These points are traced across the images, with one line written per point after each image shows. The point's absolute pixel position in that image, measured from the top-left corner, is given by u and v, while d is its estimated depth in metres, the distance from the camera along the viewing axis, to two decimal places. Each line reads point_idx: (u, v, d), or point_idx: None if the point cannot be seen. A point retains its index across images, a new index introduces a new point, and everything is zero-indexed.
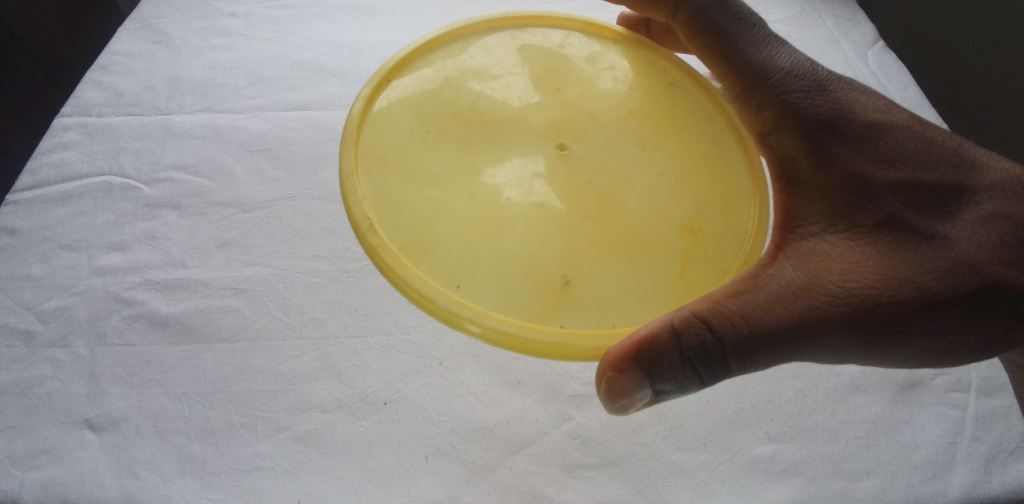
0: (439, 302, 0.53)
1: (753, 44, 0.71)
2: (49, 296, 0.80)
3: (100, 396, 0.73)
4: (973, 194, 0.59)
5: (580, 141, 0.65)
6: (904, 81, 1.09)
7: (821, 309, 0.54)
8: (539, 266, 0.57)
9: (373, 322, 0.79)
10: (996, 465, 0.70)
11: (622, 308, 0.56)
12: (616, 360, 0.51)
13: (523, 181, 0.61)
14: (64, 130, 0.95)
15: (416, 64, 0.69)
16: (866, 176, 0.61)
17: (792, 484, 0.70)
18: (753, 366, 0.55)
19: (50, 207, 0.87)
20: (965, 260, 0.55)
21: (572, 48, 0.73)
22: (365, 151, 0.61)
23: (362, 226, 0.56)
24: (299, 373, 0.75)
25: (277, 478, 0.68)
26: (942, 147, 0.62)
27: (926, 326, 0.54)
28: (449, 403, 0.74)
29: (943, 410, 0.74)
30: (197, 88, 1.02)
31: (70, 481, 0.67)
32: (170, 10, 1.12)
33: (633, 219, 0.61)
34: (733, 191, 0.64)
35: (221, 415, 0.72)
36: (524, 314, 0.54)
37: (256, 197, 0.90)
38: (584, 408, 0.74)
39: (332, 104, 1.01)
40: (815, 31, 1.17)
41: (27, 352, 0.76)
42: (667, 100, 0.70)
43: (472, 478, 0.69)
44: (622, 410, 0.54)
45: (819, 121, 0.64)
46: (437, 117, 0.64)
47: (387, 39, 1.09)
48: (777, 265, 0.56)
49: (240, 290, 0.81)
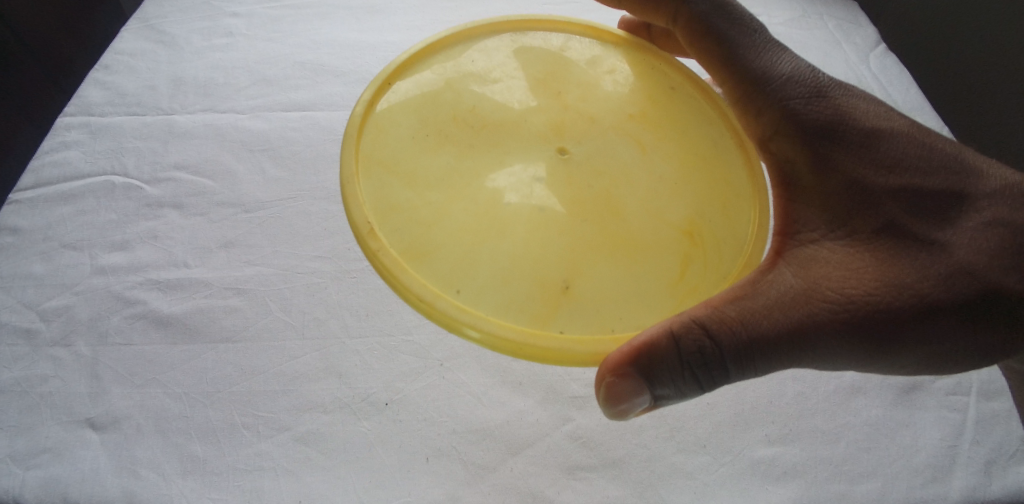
0: (439, 307, 0.54)
1: (753, 49, 0.71)
2: (51, 295, 0.80)
3: (101, 395, 0.73)
4: (973, 201, 0.59)
5: (579, 144, 0.65)
6: (905, 84, 1.09)
7: (820, 316, 0.54)
8: (538, 269, 0.57)
9: (374, 323, 0.79)
10: (997, 469, 0.71)
11: (621, 312, 0.56)
12: (614, 364, 0.52)
13: (522, 185, 0.61)
14: (66, 129, 0.95)
15: (417, 67, 0.69)
16: (867, 183, 0.61)
17: (792, 486, 0.70)
18: (752, 372, 0.55)
19: (51, 207, 0.88)
20: (964, 267, 0.55)
21: (573, 51, 0.74)
22: (365, 154, 0.61)
23: (362, 230, 0.56)
24: (300, 374, 0.75)
25: (278, 477, 0.69)
26: (942, 154, 0.62)
27: (925, 333, 0.54)
28: (450, 404, 0.74)
29: (943, 413, 0.74)
30: (199, 89, 1.02)
31: (71, 480, 0.68)
32: (172, 10, 1.12)
33: (632, 223, 0.61)
34: (733, 195, 0.65)
35: (222, 415, 0.72)
36: (523, 318, 0.54)
37: (257, 197, 0.90)
38: (585, 409, 0.75)
39: (334, 104, 1.01)
40: (817, 33, 1.16)
41: (28, 351, 0.76)
42: (667, 103, 0.70)
43: (473, 479, 0.69)
44: (621, 415, 0.54)
45: (819, 127, 0.64)
46: (437, 120, 0.65)
47: (389, 39, 1.10)
48: (776, 271, 0.57)
49: (242, 290, 0.81)
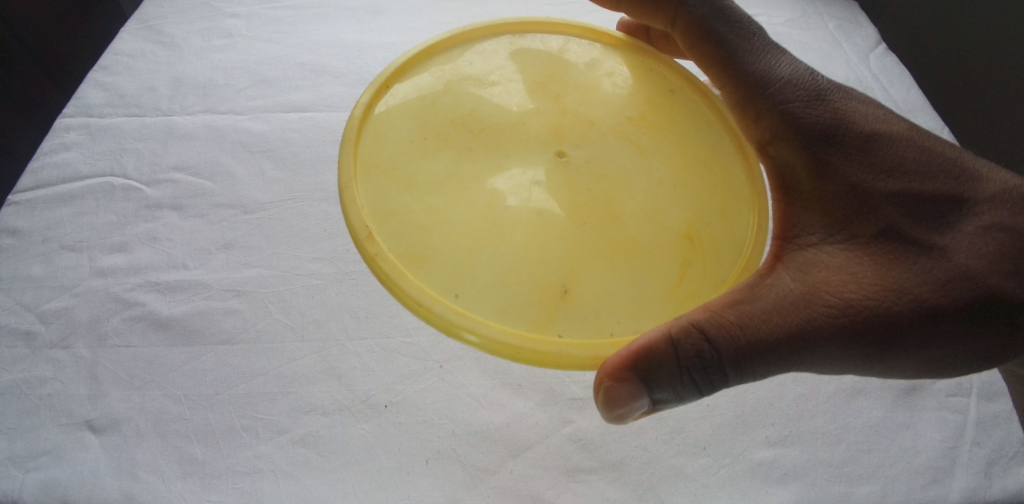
0: (437, 311, 0.54)
1: (752, 52, 0.71)
2: (50, 297, 0.80)
3: (101, 397, 0.73)
4: (972, 206, 0.59)
5: (578, 147, 0.65)
6: (905, 84, 1.09)
7: (819, 320, 0.54)
8: (537, 274, 0.57)
9: (374, 324, 0.79)
10: (997, 470, 0.71)
11: (620, 317, 0.56)
12: (613, 369, 0.52)
13: (521, 189, 0.61)
14: (66, 130, 0.95)
15: (415, 70, 0.69)
16: (866, 187, 0.61)
17: (792, 488, 0.70)
18: (751, 376, 0.55)
19: (51, 208, 0.88)
20: (964, 271, 0.55)
21: (572, 54, 0.74)
22: (363, 158, 0.61)
23: (360, 234, 0.56)
24: (299, 375, 0.75)
25: (277, 480, 0.69)
26: (941, 158, 0.62)
27: (925, 337, 0.54)
28: (450, 406, 0.74)
29: (944, 414, 0.74)
30: (198, 89, 1.02)
31: (70, 482, 0.68)
32: (172, 11, 1.12)
33: (631, 226, 0.61)
34: (733, 199, 0.65)
35: (222, 417, 0.72)
36: (522, 322, 0.54)
37: (256, 198, 0.90)
38: (585, 411, 0.75)
39: (334, 105, 1.01)
40: (818, 33, 1.16)
41: (27, 353, 0.76)
42: (667, 107, 0.71)
43: (473, 481, 0.70)
44: (620, 419, 0.54)
45: (818, 131, 0.64)
46: (436, 124, 0.64)
47: (389, 40, 1.10)
48: (775, 275, 0.57)
49: (241, 291, 0.81)
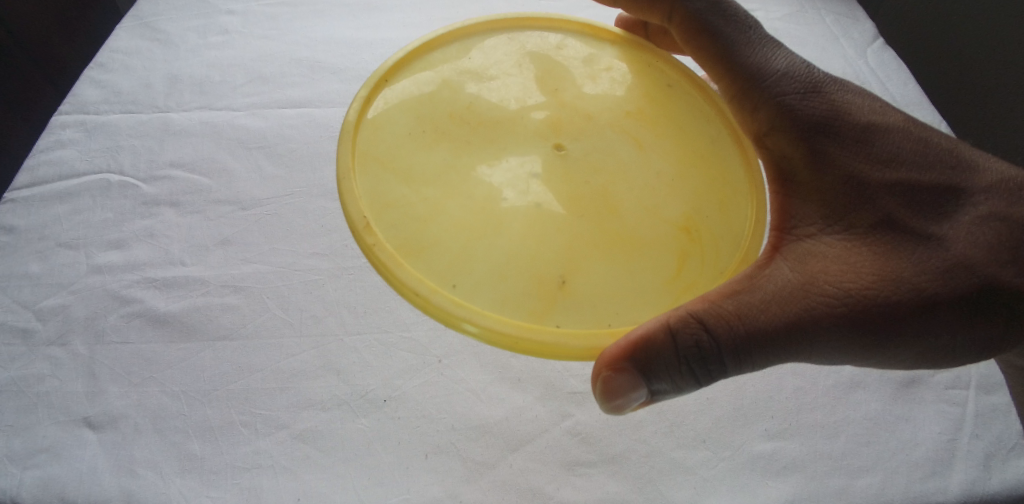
0: (435, 301, 0.53)
1: (748, 46, 0.71)
2: (49, 294, 0.80)
3: (99, 395, 0.73)
4: (969, 195, 0.59)
5: (576, 141, 0.65)
6: (903, 79, 1.09)
7: (817, 310, 0.54)
8: (535, 265, 0.57)
9: (373, 320, 0.79)
10: (997, 462, 0.70)
11: (617, 307, 0.56)
12: (611, 359, 0.52)
13: (519, 182, 0.61)
14: (62, 127, 0.94)
15: (414, 65, 0.69)
16: (864, 178, 0.60)
17: (792, 481, 0.70)
18: (749, 366, 0.55)
19: (48, 205, 0.87)
20: (961, 260, 0.55)
21: (570, 49, 0.74)
22: (362, 152, 0.61)
23: (358, 225, 0.56)
24: (299, 371, 0.75)
25: (276, 475, 0.68)
26: (938, 149, 0.62)
27: (923, 327, 0.54)
28: (449, 401, 0.74)
29: (943, 407, 0.75)
30: (196, 86, 1.02)
31: (68, 480, 0.67)
32: (168, 8, 1.11)
33: (629, 219, 0.61)
34: (730, 190, 0.65)
35: (221, 413, 0.72)
36: (520, 313, 0.54)
37: (255, 194, 0.90)
38: (584, 405, 0.75)
39: (331, 101, 1.01)
40: (815, 27, 1.16)
41: (26, 351, 0.76)
42: (665, 101, 0.71)
43: (473, 476, 0.69)
44: (618, 409, 0.54)
45: (815, 122, 0.64)
46: (434, 117, 0.64)
47: (386, 36, 1.09)
48: (774, 266, 0.56)
49: (239, 288, 0.81)
